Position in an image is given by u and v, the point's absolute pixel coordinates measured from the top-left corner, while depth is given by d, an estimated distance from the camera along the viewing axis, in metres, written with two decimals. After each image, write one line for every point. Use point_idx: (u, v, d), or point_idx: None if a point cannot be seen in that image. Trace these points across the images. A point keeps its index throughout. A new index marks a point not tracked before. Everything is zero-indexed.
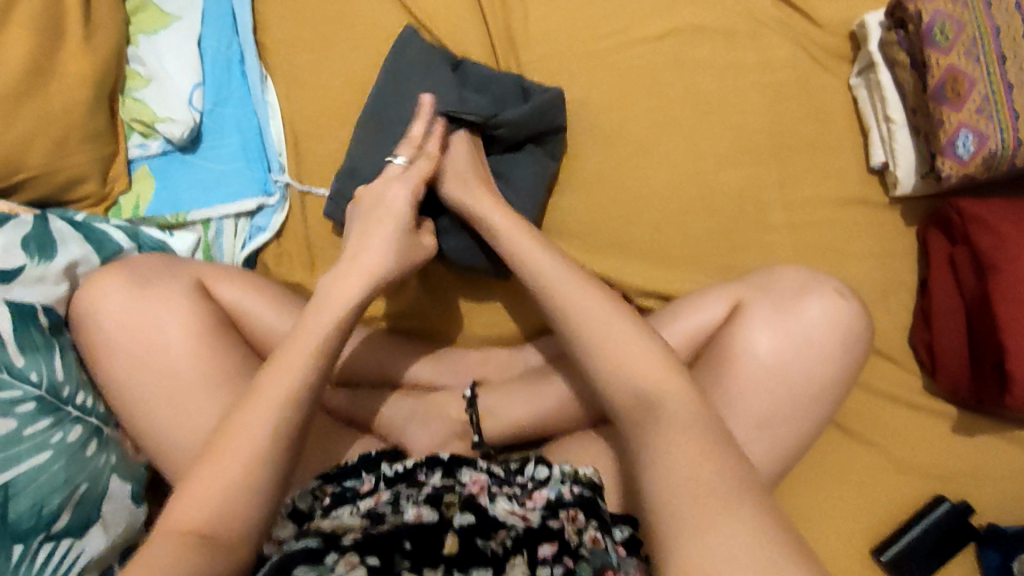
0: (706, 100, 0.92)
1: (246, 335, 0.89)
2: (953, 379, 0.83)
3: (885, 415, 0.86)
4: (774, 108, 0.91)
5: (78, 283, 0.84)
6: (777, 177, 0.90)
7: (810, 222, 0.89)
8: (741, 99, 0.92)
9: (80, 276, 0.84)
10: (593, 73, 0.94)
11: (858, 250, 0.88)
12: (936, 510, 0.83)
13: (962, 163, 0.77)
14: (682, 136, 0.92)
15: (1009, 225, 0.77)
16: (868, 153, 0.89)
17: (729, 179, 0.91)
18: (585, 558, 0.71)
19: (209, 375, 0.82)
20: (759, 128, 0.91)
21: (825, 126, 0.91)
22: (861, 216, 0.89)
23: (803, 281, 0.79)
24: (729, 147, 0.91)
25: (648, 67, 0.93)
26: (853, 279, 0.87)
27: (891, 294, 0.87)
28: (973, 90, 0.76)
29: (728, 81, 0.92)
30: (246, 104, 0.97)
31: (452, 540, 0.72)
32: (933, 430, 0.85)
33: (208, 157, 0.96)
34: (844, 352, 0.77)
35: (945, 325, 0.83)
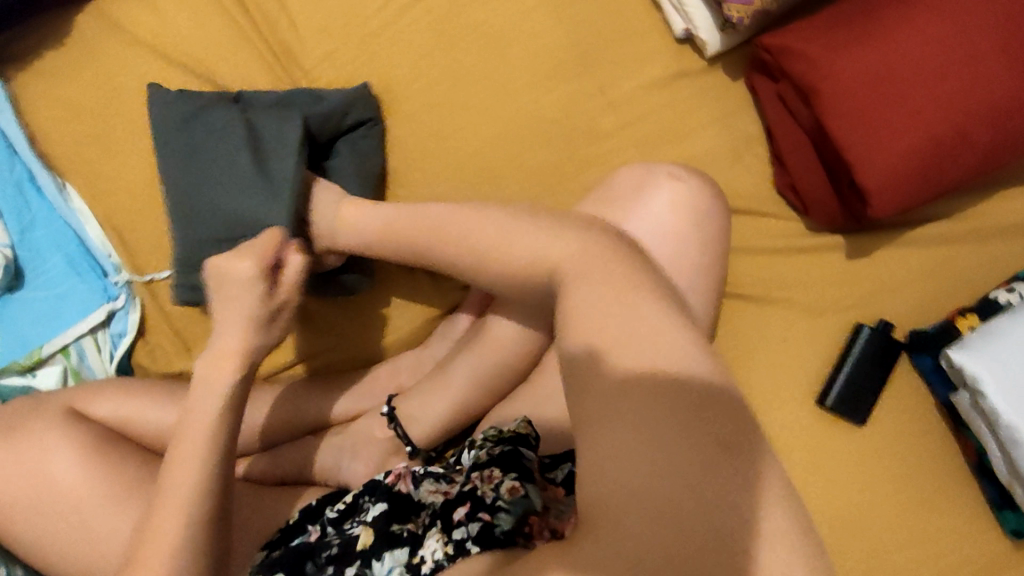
0: (498, 34, 0.89)
1: (142, 441, 0.84)
2: (824, 211, 0.81)
3: (780, 269, 0.85)
4: (564, 17, 0.88)
5: None
6: (593, 82, 0.88)
7: (640, 114, 0.87)
8: (530, 20, 0.88)
9: None
10: (380, 51, 0.90)
11: (697, 123, 0.86)
12: (860, 338, 0.82)
13: (746, 2, 0.75)
14: (488, 79, 0.89)
15: (813, 43, 0.75)
16: (669, 25, 0.87)
17: (550, 103, 0.88)
18: (503, 509, 0.64)
19: (109, 496, 0.77)
20: (558, 41, 0.88)
21: (620, 14, 0.88)
22: (686, 88, 0.87)
23: (641, 176, 0.77)
24: (537, 71, 0.88)
25: (432, 25, 0.90)
26: (701, 151, 0.86)
27: (741, 151, 0.86)
28: None
29: (511, 7, 0.89)
30: (55, 219, 0.92)
31: (366, 534, 0.71)
32: (829, 264, 0.84)
33: (40, 286, 0.91)
34: (706, 226, 0.75)
35: (798, 161, 0.82)
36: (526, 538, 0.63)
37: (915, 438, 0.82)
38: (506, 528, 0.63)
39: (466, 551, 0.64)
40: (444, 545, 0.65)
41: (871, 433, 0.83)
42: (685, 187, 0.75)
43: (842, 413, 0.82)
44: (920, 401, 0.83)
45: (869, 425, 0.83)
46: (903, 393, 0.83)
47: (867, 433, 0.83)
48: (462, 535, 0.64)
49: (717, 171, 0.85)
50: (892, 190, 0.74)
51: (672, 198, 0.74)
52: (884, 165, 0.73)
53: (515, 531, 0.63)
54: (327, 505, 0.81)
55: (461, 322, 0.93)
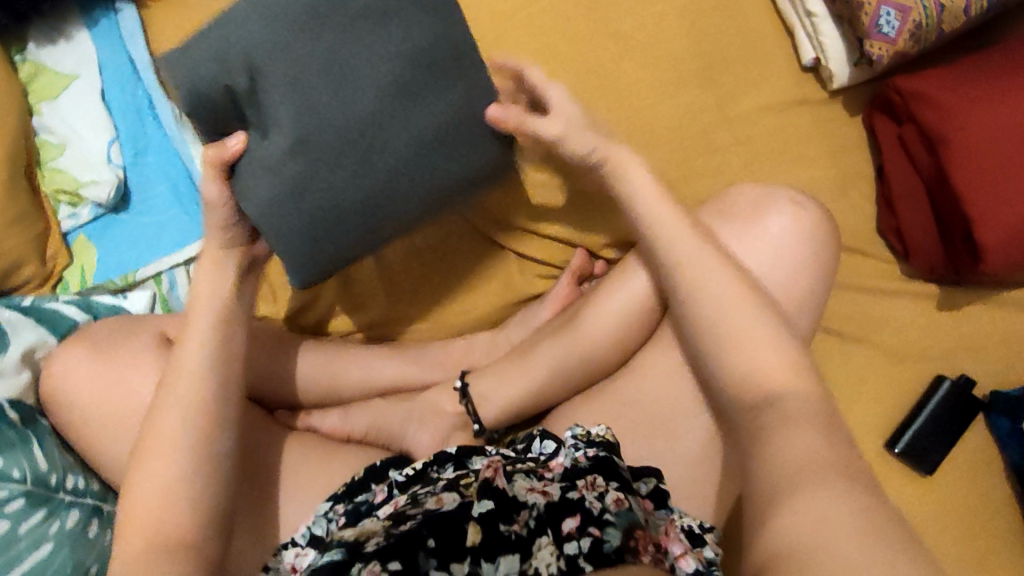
0: (627, 34, 0.89)
1: None
2: (928, 262, 0.82)
3: (872, 309, 0.85)
4: (694, 29, 0.89)
5: (41, 368, 0.81)
6: (713, 97, 0.88)
7: (756, 135, 0.88)
8: (660, 27, 0.89)
9: (41, 361, 0.82)
10: (508, 33, 0.91)
11: (811, 152, 0.87)
12: (940, 390, 0.83)
13: (890, 42, 0.76)
14: (611, 77, 0.90)
15: (948, 93, 0.76)
16: (798, 51, 0.87)
17: (668, 110, 0.88)
18: (611, 524, 0.69)
19: None
20: (685, 52, 0.89)
21: (750, 35, 0.89)
22: (804, 117, 0.88)
23: (758, 198, 0.77)
24: (659, 77, 0.89)
25: (562, 16, 0.91)
26: (810, 181, 0.86)
27: (850, 187, 0.86)
28: None
29: (644, 11, 0.89)
30: (168, 150, 0.94)
31: (474, 531, 0.69)
32: (920, 311, 0.85)
33: (145, 212, 0.94)
34: (815, 257, 0.75)
35: (909, 206, 0.82)
36: (633, 554, 0.68)
37: (979, 494, 0.83)
38: (616, 545, 0.68)
39: (581, 568, 0.67)
40: (558, 558, 0.68)
41: (938, 485, 0.83)
42: (800, 215, 0.76)
43: (913, 460, 0.83)
44: (990, 461, 0.84)
45: (936, 477, 0.83)
46: (974, 447, 0.84)
47: (934, 485, 0.83)
48: (574, 550, 0.69)
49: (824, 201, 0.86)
50: (1008, 249, 0.75)
51: (785, 224, 0.75)
52: (1005, 224, 0.74)
53: (624, 548, 0.68)
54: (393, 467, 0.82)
55: (543, 313, 0.94)
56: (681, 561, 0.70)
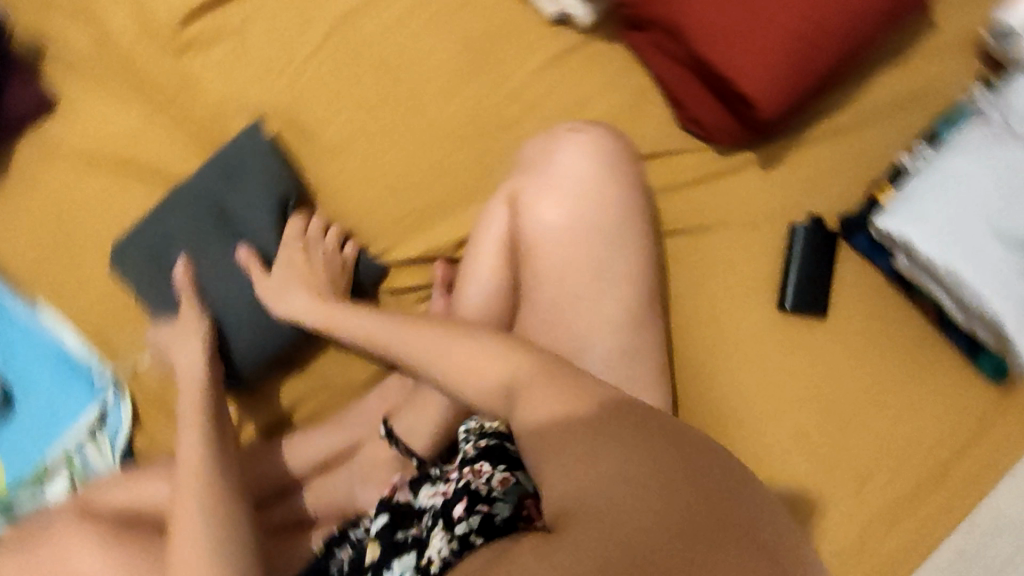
0: (395, 62, 0.95)
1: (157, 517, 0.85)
2: (727, 130, 0.87)
3: (707, 196, 0.90)
4: (450, 32, 0.95)
5: None
6: (492, 81, 0.94)
7: (541, 95, 0.94)
8: (420, 43, 0.95)
9: None
10: (293, 105, 0.96)
11: (595, 89, 0.92)
12: (797, 239, 0.87)
13: None
14: (397, 103, 0.95)
15: None
16: (543, 10, 0.94)
17: (458, 109, 0.94)
18: (500, 499, 0.70)
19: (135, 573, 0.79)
20: (451, 54, 0.95)
21: (499, 16, 0.95)
22: (576, 62, 0.93)
23: (547, 144, 0.81)
24: (438, 84, 0.95)
25: (333, 70, 0.96)
26: (604, 113, 0.92)
27: (641, 102, 0.92)
28: None
29: (400, 36, 0.96)
30: (32, 334, 0.95)
31: (373, 548, 0.75)
32: (749, 180, 0.89)
33: (34, 401, 0.94)
34: (615, 175, 0.79)
35: (688, 92, 0.88)
36: (526, 520, 0.69)
37: (871, 317, 0.86)
38: (506, 516, 0.69)
39: (473, 544, 0.69)
40: (450, 541, 0.70)
41: (833, 322, 0.86)
42: (588, 145, 0.80)
43: (801, 312, 0.86)
44: (871, 280, 0.87)
45: (830, 315, 0.87)
46: (850, 278, 0.87)
47: (830, 324, 0.86)
48: (465, 529, 0.70)
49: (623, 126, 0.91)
50: (774, 88, 0.80)
51: (576, 158, 0.79)
52: (759, 68, 0.80)
53: (513, 516, 0.69)
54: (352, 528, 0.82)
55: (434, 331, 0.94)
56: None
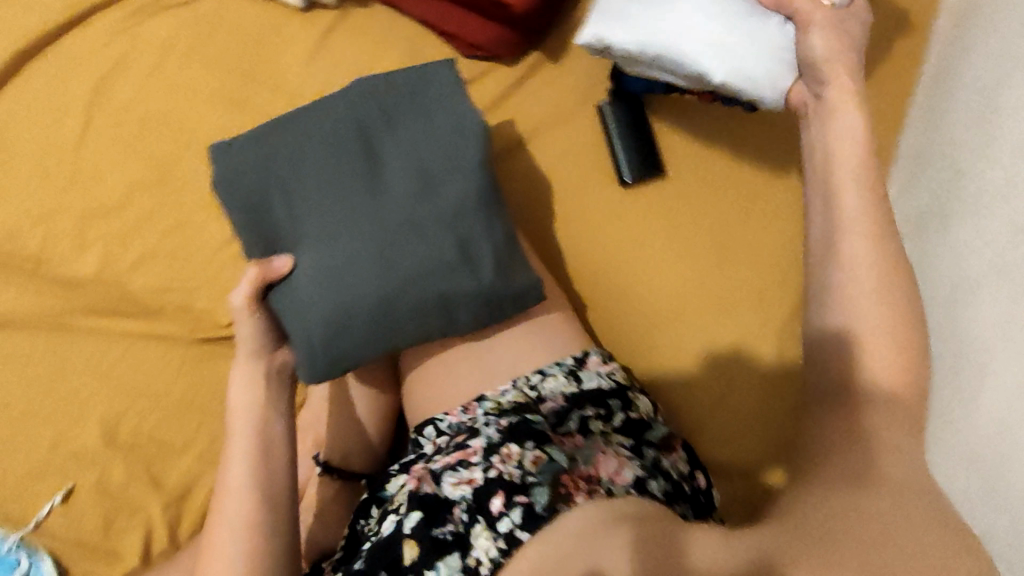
0: (168, 110, 0.91)
1: None
2: (508, 44, 0.87)
3: (516, 109, 0.90)
4: (209, 60, 0.91)
5: None
6: (270, 88, 0.91)
7: (324, 81, 0.91)
8: (186, 82, 0.92)
9: None
10: (88, 195, 0.91)
11: (371, 54, 0.90)
12: (608, 114, 0.88)
13: None
14: (190, 149, 0.91)
15: None
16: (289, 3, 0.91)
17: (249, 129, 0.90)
18: (535, 483, 0.64)
19: None
20: (219, 79, 0.91)
21: (249, 24, 0.92)
22: (342, 36, 0.91)
23: None
24: (219, 113, 0.91)
25: (111, 143, 0.91)
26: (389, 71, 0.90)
27: (419, 47, 0.90)
28: None
29: (162, 83, 0.92)
30: None
31: (410, 546, 0.63)
32: (548, 78, 0.91)
33: None
34: None
35: (452, 24, 0.87)
36: (566, 500, 0.63)
37: (708, 149, 0.89)
38: (546, 501, 0.62)
39: (519, 541, 0.61)
40: (494, 540, 0.61)
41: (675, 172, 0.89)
42: None
43: (643, 174, 0.88)
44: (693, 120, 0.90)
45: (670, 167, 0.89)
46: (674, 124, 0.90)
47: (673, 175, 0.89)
48: (508, 526, 0.62)
49: None
50: None
51: None
52: None
53: (553, 500, 0.63)
54: (360, 518, 0.75)
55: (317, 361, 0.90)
56: (619, 478, 0.67)
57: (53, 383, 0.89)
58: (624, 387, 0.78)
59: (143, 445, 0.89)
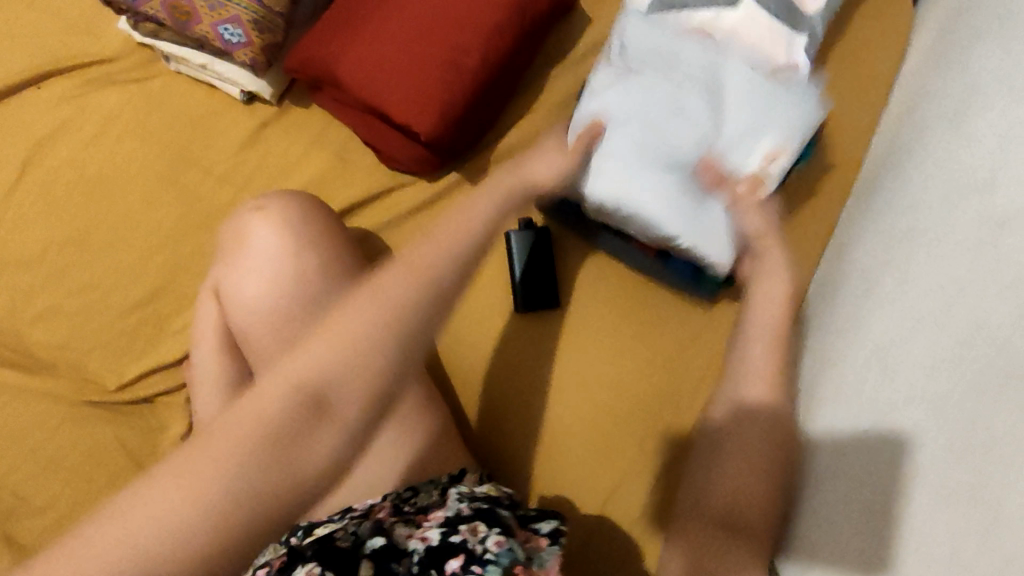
0: (99, 175, 0.95)
1: None
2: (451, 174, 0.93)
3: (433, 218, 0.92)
4: (148, 134, 0.96)
5: None
6: (203, 167, 0.95)
7: (256, 167, 0.95)
8: (122, 151, 0.95)
9: None
10: (10, 248, 0.94)
11: (303, 150, 0.95)
12: (512, 245, 0.92)
13: (246, 45, 0.88)
14: (115, 214, 0.94)
15: (317, 44, 0.90)
16: (231, 94, 0.96)
17: (173, 203, 0.94)
18: (493, 564, 0.59)
19: None
20: (157, 153, 0.95)
21: (191, 104, 0.97)
22: (279, 130, 0.96)
23: (236, 232, 0.79)
24: (148, 183, 0.95)
25: (39, 200, 0.95)
26: (320, 170, 0.94)
27: (350, 150, 0.95)
28: (195, 9, 0.88)
29: (101, 150, 0.95)
30: None
31: None
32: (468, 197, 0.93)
33: None
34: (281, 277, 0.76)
35: (375, 137, 0.91)
36: None
37: (612, 280, 0.92)
38: None
39: None
40: None
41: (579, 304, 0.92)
42: (277, 224, 0.78)
43: (536, 310, 0.91)
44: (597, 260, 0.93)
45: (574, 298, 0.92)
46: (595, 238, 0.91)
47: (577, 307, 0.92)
48: None
49: (337, 180, 0.94)
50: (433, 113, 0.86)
51: (265, 237, 0.77)
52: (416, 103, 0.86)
53: None
54: None
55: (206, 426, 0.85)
56: None
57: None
58: (530, 515, 0.68)
59: (6, 499, 0.86)
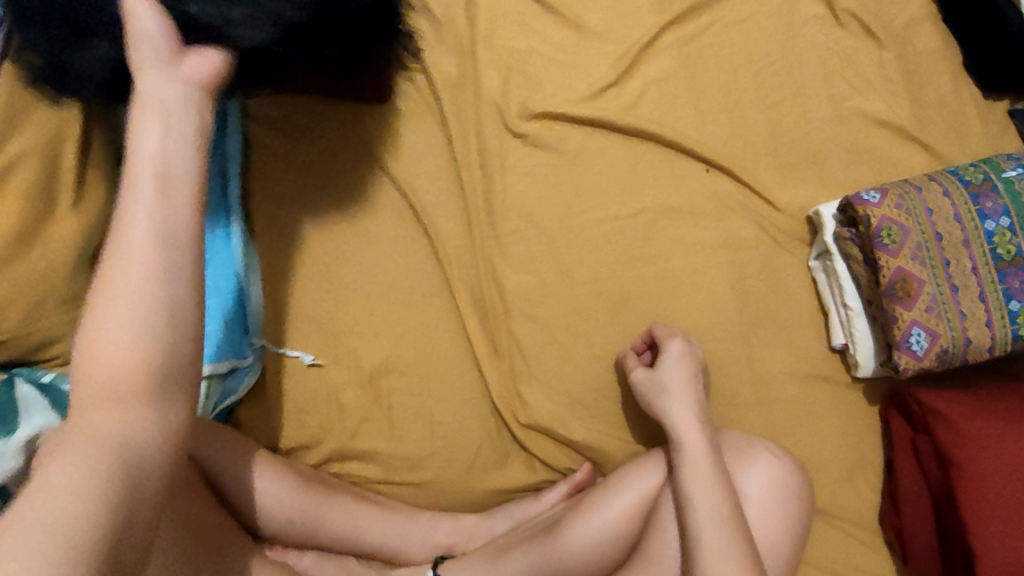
0: (667, 198, 0.89)
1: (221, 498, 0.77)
2: (902, 537, 0.77)
3: (853, 496, 0.81)
4: (736, 266, 0.87)
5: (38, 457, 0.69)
6: (732, 290, 0.86)
7: (737, 344, 0.85)
8: (704, 255, 0.88)
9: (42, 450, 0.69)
10: (582, 177, 0.90)
11: (802, 401, 0.83)
12: None
13: (917, 359, 0.72)
14: (643, 241, 0.88)
15: (968, 419, 0.71)
16: (831, 334, 0.84)
17: (637, 286, 0.87)
18: None
19: None
20: (722, 290, 0.87)
21: (780, 302, 0.86)
22: (820, 393, 0.83)
23: (739, 446, 0.78)
24: (679, 248, 0.88)
25: (616, 166, 0.91)
26: (816, 457, 0.82)
27: (847, 439, 0.82)
28: (921, 291, 0.72)
29: (715, 237, 0.88)
30: None
31: None
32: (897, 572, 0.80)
33: None
34: (772, 532, 0.73)
35: (913, 514, 0.76)
36: None
37: None
38: None
39: None
40: None
41: None
42: (774, 473, 0.75)
43: None
44: None
45: None
46: None
47: None
48: None
49: (794, 396, 0.83)
50: None
51: (759, 480, 0.75)
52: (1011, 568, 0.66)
53: None
54: None
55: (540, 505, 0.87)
56: None
57: (314, 298, 0.88)
58: None
59: (317, 400, 0.87)
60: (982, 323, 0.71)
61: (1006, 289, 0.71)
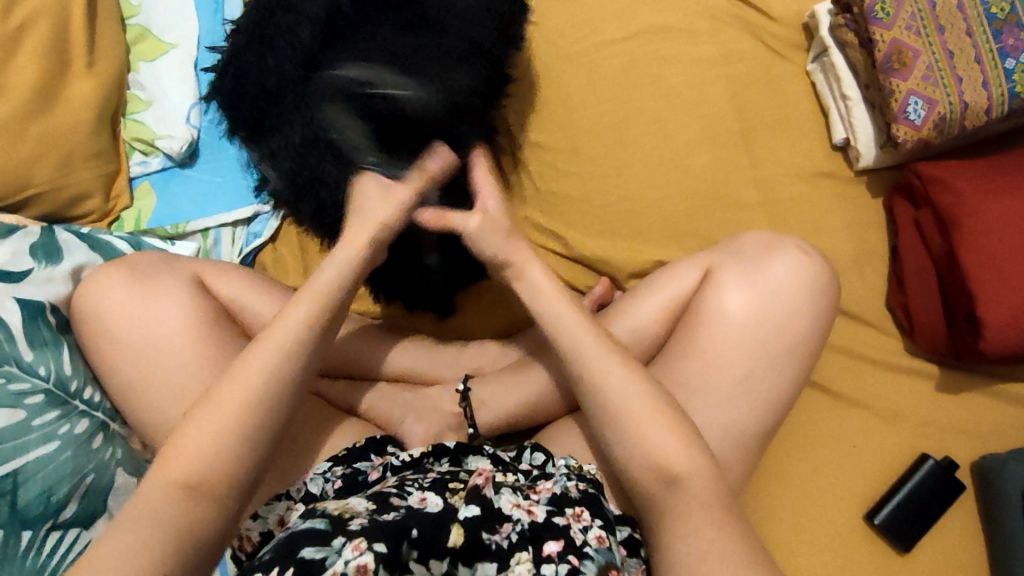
0: (664, 15, 0.90)
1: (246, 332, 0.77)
2: (908, 311, 0.80)
3: (869, 283, 0.82)
4: (737, 75, 0.87)
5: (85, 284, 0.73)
6: (734, 99, 0.87)
7: (743, 150, 0.86)
8: (704, 67, 0.88)
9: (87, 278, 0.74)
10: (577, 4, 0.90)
11: (810, 199, 0.84)
12: (922, 468, 0.76)
13: (915, 129, 0.74)
14: (642, 58, 0.88)
15: (965, 181, 0.75)
16: (833, 131, 0.85)
17: (641, 102, 0.87)
18: (590, 557, 0.61)
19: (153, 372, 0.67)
20: (724, 100, 0.87)
21: (781, 108, 0.87)
22: (826, 190, 0.85)
23: (766, 243, 0.76)
24: (680, 62, 0.88)
25: None
26: (828, 249, 0.83)
27: (857, 230, 0.84)
28: (917, 59, 0.73)
29: (714, 49, 0.88)
30: None
31: (458, 532, 0.60)
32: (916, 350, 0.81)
33: (208, 173, 0.90)
34: (807, 306, 0.73)
35: (919, 286, 0.79)
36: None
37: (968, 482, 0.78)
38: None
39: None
40: None
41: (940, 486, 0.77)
42: (801, 259, 0.74)
43: (891, 536, 0.76)
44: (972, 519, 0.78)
45: (943, 472, 0.77)
46: (979, 400, 0.79)
47: (936, 487, 0.77)
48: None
49: (802, 194, 0.85)
50: (1009, 330, 0.72)
51: (787, 269, 0.73)
52: (1008, 307, 0.71)
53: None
54: (394, 444, 0.74)
55: None
56: None
57: None
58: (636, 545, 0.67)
59: None
60: (979, 85, 0.72)
61: (1000, 48, 0.72)
